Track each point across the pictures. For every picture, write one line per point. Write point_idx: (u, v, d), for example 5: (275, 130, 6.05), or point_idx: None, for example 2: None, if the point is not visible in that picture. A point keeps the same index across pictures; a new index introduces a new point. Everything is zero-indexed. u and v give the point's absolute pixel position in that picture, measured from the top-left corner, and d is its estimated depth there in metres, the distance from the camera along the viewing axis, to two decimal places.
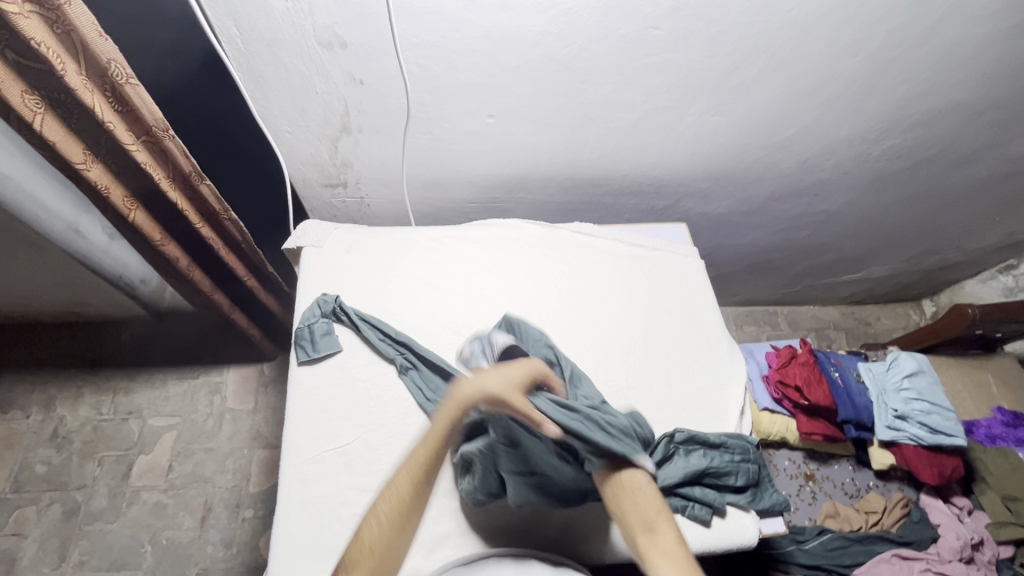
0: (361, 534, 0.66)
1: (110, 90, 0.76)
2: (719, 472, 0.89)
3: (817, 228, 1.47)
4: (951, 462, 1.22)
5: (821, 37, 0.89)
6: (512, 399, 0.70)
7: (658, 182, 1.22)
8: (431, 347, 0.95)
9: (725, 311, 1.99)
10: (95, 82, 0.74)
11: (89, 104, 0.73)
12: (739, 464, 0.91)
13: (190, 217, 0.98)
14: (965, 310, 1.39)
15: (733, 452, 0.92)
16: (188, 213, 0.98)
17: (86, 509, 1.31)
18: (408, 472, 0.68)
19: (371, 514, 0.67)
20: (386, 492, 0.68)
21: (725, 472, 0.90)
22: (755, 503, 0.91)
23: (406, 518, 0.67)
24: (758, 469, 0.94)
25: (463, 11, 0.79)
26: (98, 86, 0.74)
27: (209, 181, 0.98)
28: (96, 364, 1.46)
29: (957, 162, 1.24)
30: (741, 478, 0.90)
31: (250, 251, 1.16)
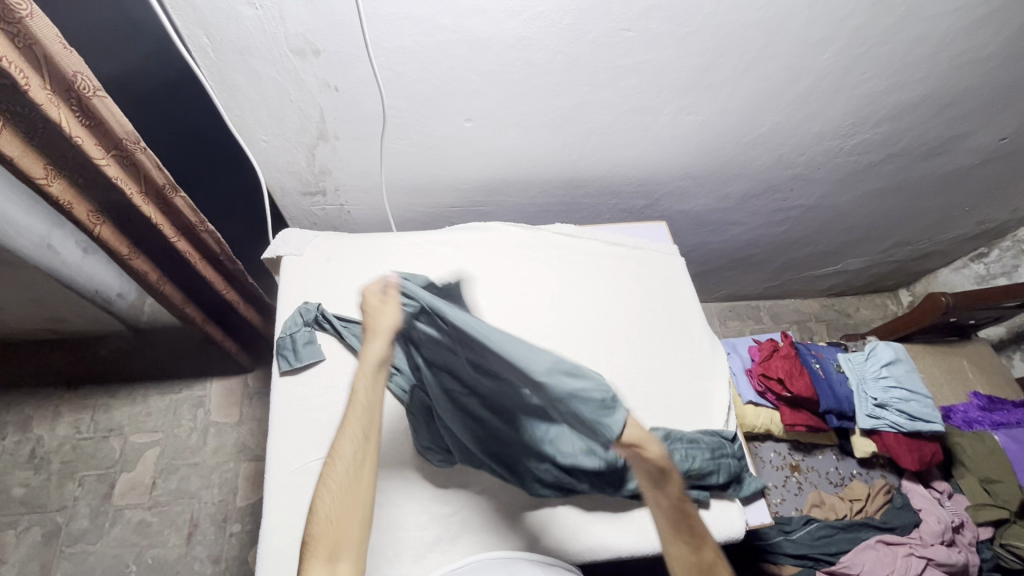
0: (317, 517, 0.61)
1: (76, 103, 0.74)
2: (701, 473, 0.89)
3: (795, 222, 1.49)
4: (930, 448, 1.25)
5: (790, 35, 0.90)
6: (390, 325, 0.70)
7: (637, 182, 1.23)
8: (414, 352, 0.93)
9: (709, 307, 2.02)
10: (60, 96, 0.72)
11: (55, 119, 0.72)
12: (718, 461, 0.91)
13: (167, 231, 0.98)
14: (939, 299, 1.42)
15: (712, 449, 0.93)
16: (164, 226, 0.97)
17: (67, 531, 1.28)
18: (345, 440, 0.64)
19: (320, 496, 0.62)
20: (335, 466, 0.63)
21: (708, 472, 0.90)
22: (737, 492, 0.93)
23: (360, 494, 0.62)
24: (737, 462, 0.95)
25: (436, 17, 0.79)
26: (64, 100, 0.73)
27: (183, 193, 0.97)
28: (73, 381, 1.43)
29: (925, 155, 1.27)
30: (723, 475, 0.91)
31: (230, 264, 1.15)
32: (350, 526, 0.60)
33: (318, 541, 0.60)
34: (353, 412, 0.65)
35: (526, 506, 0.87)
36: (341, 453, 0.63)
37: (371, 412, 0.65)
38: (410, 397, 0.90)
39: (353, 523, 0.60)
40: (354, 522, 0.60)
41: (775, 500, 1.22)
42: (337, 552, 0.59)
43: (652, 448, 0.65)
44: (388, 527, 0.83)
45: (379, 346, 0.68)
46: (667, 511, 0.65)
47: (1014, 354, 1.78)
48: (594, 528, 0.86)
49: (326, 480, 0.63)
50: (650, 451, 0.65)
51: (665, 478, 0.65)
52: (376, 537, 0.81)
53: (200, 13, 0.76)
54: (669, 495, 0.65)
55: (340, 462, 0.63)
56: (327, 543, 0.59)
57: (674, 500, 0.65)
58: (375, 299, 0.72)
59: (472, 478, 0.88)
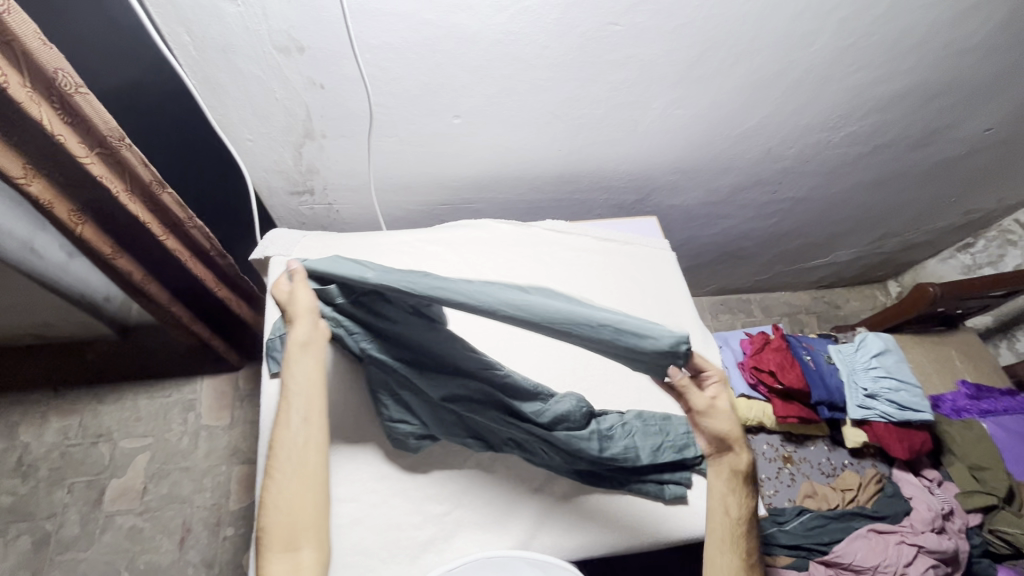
0: (268, 510, 0.68)
1: (58, 101, 0.73)
2: (677, 446, 0.93)
3: (784, 215, 1.50)
4: (919, 437, 1.26)
5: (778, 27, 0.90)
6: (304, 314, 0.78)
7: (627, 176, 1.23)
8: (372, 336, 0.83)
9: (701, 301, 2.03)
10: (40, 93, 0.70)
11: (37, 119, 0.71)
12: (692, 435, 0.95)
13: (154, 229, 0.96)
14: (926, 289, 1.43)
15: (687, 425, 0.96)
16: (152, 225, 0.95)
17: (57, 538, 1.26)
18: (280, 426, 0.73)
19: (269, 487, 0.69)
20: (280, 456, 0.71)
21: (683, 445, 0.93)
22: None
23: (309, 477, 0.71)
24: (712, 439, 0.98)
25: (423, 12, 0.78)
26: (45, 97, 0.71)
27: (171, 189, 0.96)
28: (60, 387, 1.41)
29: (911, 146, 1.29)
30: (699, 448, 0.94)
31: (221, 261, 1.15)
32: (301, 510, 0.69)
33: (273, 533, 0.67)
34: (288, 401, 0.74)
35: (520, 504, 0.87)
36: (284, 444, 0.72)
37: (311, 401, 0.74)
38: (376, 384, 0.85)
39: (302, 508, 0.69)
40: (306, 507, 0.69)
41: (768, 492, 1.24)
42: (295, 536, 0.67)
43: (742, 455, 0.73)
44: (381, 528, 0.82)
45: (299, 333, 0.77)
46: (735, 522, 0.71)
47: (1000, 342, 1.81)
48: (588, 524, 0.87)
49: (274, 471, 0.70)
50: (738, 456, 0.73)
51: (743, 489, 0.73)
52: (370, 538, 0.81)
53: (181, 9, 0.75)
54: (739, 511, 0.72)
55: (280, 450, 0.71)
56: (284, 531, 0.67)
57: (743, 515, 0.72)
58: (284, 298, 0.80)
59: (466, 476, 0.88)
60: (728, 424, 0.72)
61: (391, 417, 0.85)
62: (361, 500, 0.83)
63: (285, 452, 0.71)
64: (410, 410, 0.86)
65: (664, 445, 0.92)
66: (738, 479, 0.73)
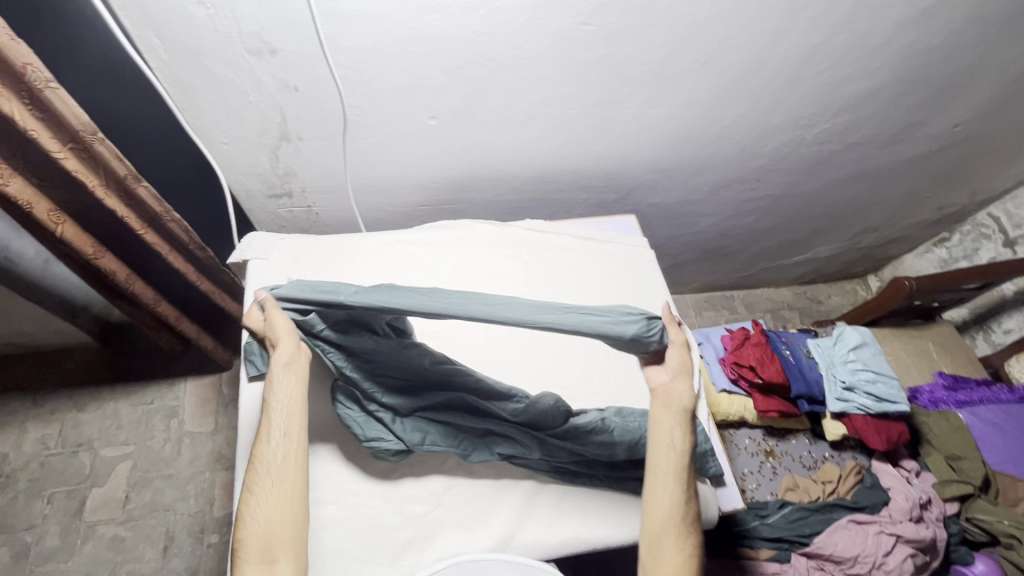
0: (246, 523, 0.72)
1: (28, 96, 0.73)
2: None
3: (763, 212, 1.52)
4: (896, 428, 1.28)
5: (748, 26, 0.92)
6: (282, 338, 0.78)
7: (606, 175, 1.24)
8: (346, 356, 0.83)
9: (685, 298, 2.04)
10: (10, 87, 0.71)
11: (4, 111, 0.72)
12: None
13: (131, 223, 0.96)
14: (902, 283, 1.46)
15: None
16: (129, 220, 0.95)
17: (36, 550, 1.24)
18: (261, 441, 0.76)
19: (249, 499, 0.73)
20: (260, 470, 0.74)
21: None
22: (705, 471, 0.94)
23: (287, 491, 0.73)
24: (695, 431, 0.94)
25: (395, 13, 0.79)
26: (15, 92, 0.72)
27: (147, 183, 0.95)
28: (39, 396, 1.38)
29: (885, 143, 1.31)
30: None
31: (201, 254, 1.12)
32: (279, 522, 0.72)
33: (251, 545, 0.70)
34: (269, 417, 0.76)
35: (501, 502, 0.87)
36: (264, 459, 0.74)
37: (293, 417, 0.77)
38: (346, 400, 0.86)
39: (280, 521, 0.72)
40: (284, 520, 0.72)
41: (751, 486, 1.25)
42: (273, 548, 0.70)
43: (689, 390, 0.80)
44: (360, 530, 0.82)
45: (281, 354, 0.78)
46: (679, 455, 0.77)
47: (976, 334, 1.85)
48: (569, 521, 0.87)
49: (255, 487, 0.73)
50: (683, 392, 0.80)
51: (686, 424, 0.79)
52: (350, 540, 0.81)
53: (149, 12, 0.74)
54: (683, 446, 0.78)
55: (260, 463, 0.74)
56: (262, 542, 0.70)
57: (685, 448, 0.78)
58: (259, 327, 0.81)
59: (446, 476, 0.88)
60: (682, 359, 0.81)
61: (365, 436, 0.84)
62: (340, 503, 0.83)
63: (265, 467, 0.74)
64: (384, 427, 0.85)
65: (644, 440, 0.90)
66: (683, 414, 0.79)
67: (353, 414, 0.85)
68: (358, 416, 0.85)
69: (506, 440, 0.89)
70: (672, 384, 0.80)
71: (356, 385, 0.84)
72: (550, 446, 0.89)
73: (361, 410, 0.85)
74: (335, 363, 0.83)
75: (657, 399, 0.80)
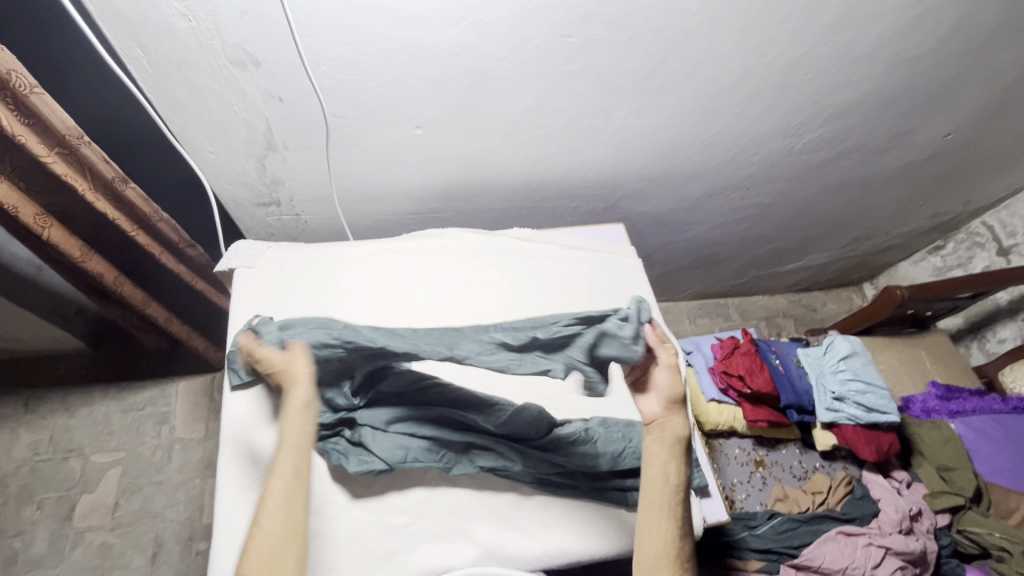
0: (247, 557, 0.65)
1: (12, 101, 0.73)
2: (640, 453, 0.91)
3: (754, 221, 1.52)
4: (887, 438, 1.28)
5: (731, 37, 0.92)
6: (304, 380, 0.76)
7: (595, 184, 1.24)
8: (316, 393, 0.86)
9: (679, 305, 2.04)
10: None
11: None
12: None
13: (122, 225, 0.96)
14: (894, 292, 1.46)
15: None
16: (119, 221, 0.95)
17: (25, 556, 1.24)
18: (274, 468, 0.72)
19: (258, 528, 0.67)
20: (269, 499, 0.69)
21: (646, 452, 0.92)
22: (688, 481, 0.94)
23: (294, 526, 0.69)
24: None
25: (376, 25, 0.79)
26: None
27: (134, 183, 0.95)
28: (30, 402, 1.38)
29: (874, 152, 1.31)
30: None
31: (191, 252, 1.13)
32: (287, 553, 0.66)
33: None
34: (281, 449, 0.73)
35: (483, 514, 0.87)
36: (273, 486, 0.70)
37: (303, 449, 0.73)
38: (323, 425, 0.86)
39: (286, 550, 0.66)
40: (291, 551, 0.67)
41: (740, 497, 1.24)
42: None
43: (683, 423, 0.78)
44: (341, 541, 0.81)
45: (301, 395, 0.75)
46: (673, 490, 0.74)
47: (970, 343, 1.84)
48: (553, 533, 0.87)
49: (261, 519, 0.68)
50: (678, 425, 0.77)
51: (680, 458, 0.76)
52: (330, 551, 0.80)
53: (132, 24, 0.75)
54: (677, 480, 0.74)
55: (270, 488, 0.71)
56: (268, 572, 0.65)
57: (679, 483, 0.75)
58: (280, 364, 0.77)
59: (428, 488, 0.88)
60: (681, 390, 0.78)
61: (354, 465, 0.84)
62: (322, 513, 0.83)
63: (273, 498, 0.69)
64: (367, 449, 0.85)
65: (626, 452, 0.91)
66: (678, 447, 0.76)
67: (334, 444, 0.86)
68: (340, 445, 0.86)
69: (488, 453, 0.89)
70: (665, 418, 0.78)
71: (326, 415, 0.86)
72: (532, 457, 0.89)
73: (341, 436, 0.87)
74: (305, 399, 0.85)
75: (651, 433, 0.78)
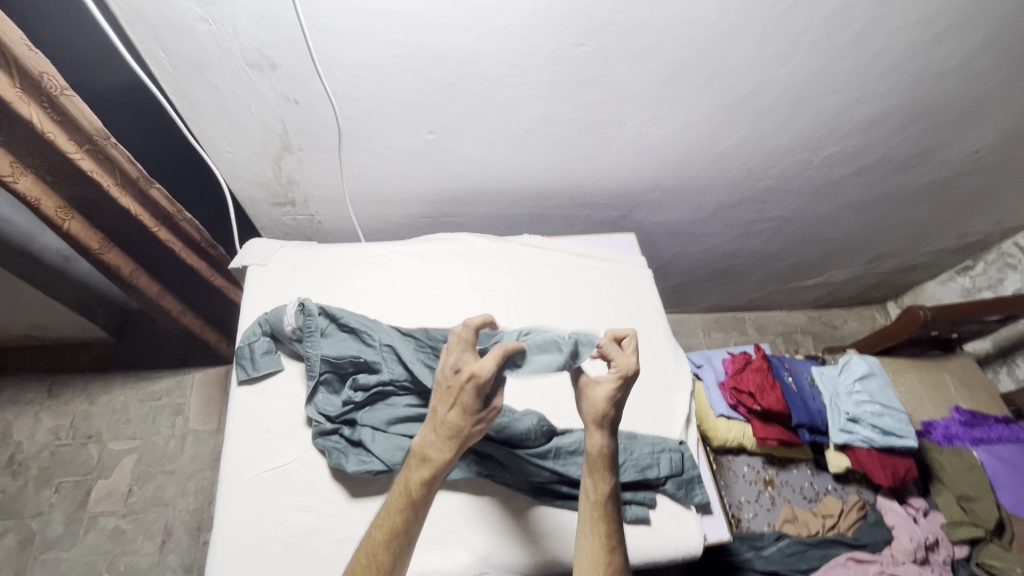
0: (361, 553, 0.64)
1: (46, 101, 0.76)
2: (641, 466, 0.91)
3: (771, 235, 1.49)
4: (903, 464, 1.23)
5: (747, 48, 0.90)
6: (468, 408, 0.68)
7: (608, 193, 1.24)
8: (321, 384, 0.92)
9: (694, 318, 2.01)
10: (30, 94, 0.74)
11: (25, 116, 0.74)
12: (658, 456, 0.94)
13: (145, 221, 1.00)
14: (916, 312, 1.40)
15: (652, 444, 0.96)
16: (143, 217, 0.99)
17: (42, 537, 1.28)
18: (403, 488, 0.67)
19: (384, 547, 0.64)
20: (393, 509, 0.66)
21: (646, 466, 0.92)
22: (689, 497, 0.92)
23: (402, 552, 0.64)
24: (681, 458, 0.96)
25: (391, 31, 0.80)
26: (34, 99, 0.75)
27: (158, 183, 0.99)
28: (54, 387, 1.43)
29: (898, 168, 1.27)
30: (663, 469, 0.92)
31: (214, 252, 1.17)
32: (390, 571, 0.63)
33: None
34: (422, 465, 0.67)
35: (480, 521, 0.86)
36: (399, 497, 0.66)
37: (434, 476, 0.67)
38: (324, 420, 0.89)
39: (389, 563, 0.63)
40: (403, 558, 0.64)
41: (747, 516, 1.20)
42: None
43: (595, 435, 0.74)
44: (337, 539, 0.81)
45: (459, 420, 0.67)
46: (593, 505, 0.72)
47: (999, 368, 1.76)
48: (550, 543, 0.85)
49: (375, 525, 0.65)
50: (591, 439, 0.74)
51: (598, 471, 0.73)
52: (326, 549, 0.81)
53: (155, 28, 0.78)
54: (597, 493, 0.73)
55: (393, 504, 0.66)
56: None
57: (600, 496, 0.72)
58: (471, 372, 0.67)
59: None
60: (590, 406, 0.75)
61: (353, 466, 0.84)
62: (320, 511, 0.84)
63: (393, 509, 0.66)
64: (367, 451, 0.85)
65: (626, 463, 0.91)
66: (594, 461, 0.74)
67: (334, 443, 0.87)
68: (340, 444, 0.87)
69: (485, 459, 0.89)
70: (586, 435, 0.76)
71: (329, 407, 0.90)
72: (530, 465, 0.88)
73: (340, 433, 0.88)
74: (310, 385, 0.91)
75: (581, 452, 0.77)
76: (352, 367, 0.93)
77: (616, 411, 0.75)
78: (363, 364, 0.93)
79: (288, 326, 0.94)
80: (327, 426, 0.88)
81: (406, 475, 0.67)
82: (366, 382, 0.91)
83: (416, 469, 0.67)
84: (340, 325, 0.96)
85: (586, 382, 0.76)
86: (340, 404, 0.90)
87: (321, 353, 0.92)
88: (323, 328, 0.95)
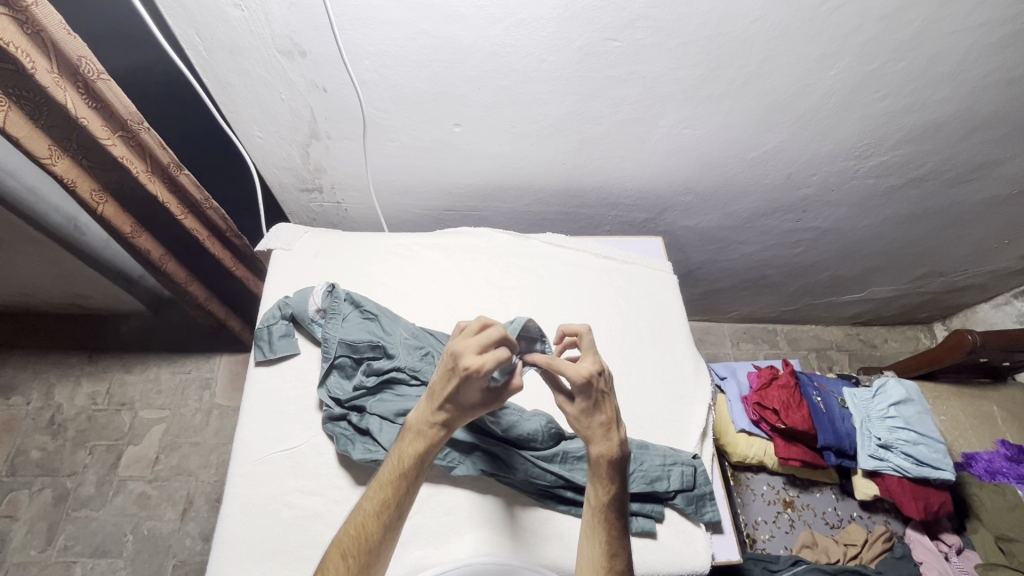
0: (353, 515, 0.66)
1: (83, 87, 0.78)
2: (650, 478, 0.88)
3: (809, 245, 1.42)
4: (938, 497, 1.15)
5: (789, 48, 0.86)
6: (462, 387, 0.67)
7: (636, 194, 1.20)
8: (333, 368, 0.93)
9: (722, 327, 1.95)
10: (66, 78, 0.76)
11: (61, 101, 0.76)
12: (669, 469, 0.90)
13: (173, 209, 1.02)
14: (964, 336, 1.29)
15: (664, 456, 0.92)
16: (170, 204, 1.01)
17: (74, 495, 1.35)
18: (395, 460, 0.68)
19: (373, 517, 0.65)
20: (389, 480, 0.67)
21: (656, 478, 0.88)
22: (699, 513, 0.89)
23: (393, 525, 0.66)
24: (695, 473, 0.92)
25: (419, 22, 0.79)
26: (71, 83, 0.77)
27: (187, 171, 1.01)
28: (93, 354, 1.51)
29: (954, 181, 1.18)
30: (674, 483, 0.89)
31: (236, 240, 1.21)
32: (378, 542, 0.65)
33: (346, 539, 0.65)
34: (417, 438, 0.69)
35: (480, 520, 0.84)
36: (390, 467, 0.68)
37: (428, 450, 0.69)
38: (332, 403, 0.89)
39: (376, 534, 0.65)
40: (391, 533, 0.66)
41: (763, 537, 1.16)
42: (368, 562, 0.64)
43: (596, 445, 0.70)
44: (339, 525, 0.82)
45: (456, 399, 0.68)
46: (595, 512, 0.70)
47: None
48: (551, 548, 0.83)
49: (365, 496, 0.67)
50: (591, 447, 0.70)
51: (599, 478, 0.70)
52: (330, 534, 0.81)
53: (190, 13, 0.80)
54: (597, 500, 0.70)
55: (384, 476, 0.68)
56: (356, 553, 0.63)
57: (599, 503, 0.70)
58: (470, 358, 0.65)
59: (430, 484, 0.87)
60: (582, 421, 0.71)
61: (358, 453, 0.85)
62: (325, 495, 0.84)
63: (383, 480, 0.67)
64: (374, 438, 0.86)
65: (635, 474, 0.88)
66: (597, 468, 0.70)
67: (343, 430, 0.88)
68: (348, 431, 0.88)
69: (490, 458, 0.87)
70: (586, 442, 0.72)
71: (340, 389, 0.91)
72: (535, 467, 0.86)
73: (348, 418, 0.89)
74: (324, 366, 0.92)
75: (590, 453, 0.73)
76: (368, 353, 0.94)
77: (606, 415, 0.70)
78: (379, 351, 0.94)
79: (312, 307, 0.97)
80: (335, 409, 0.88)
81: (401, 446, 0.69)
82: (379, 367, 0.92)
83: (412, 440, 0.69)
84: (359, 312, 0.98)
85: (563, 400, 0.72)
86: (351, 389, 0.91)
87: (339, 336, 0.94)
88: (344, 312, 0.98)
